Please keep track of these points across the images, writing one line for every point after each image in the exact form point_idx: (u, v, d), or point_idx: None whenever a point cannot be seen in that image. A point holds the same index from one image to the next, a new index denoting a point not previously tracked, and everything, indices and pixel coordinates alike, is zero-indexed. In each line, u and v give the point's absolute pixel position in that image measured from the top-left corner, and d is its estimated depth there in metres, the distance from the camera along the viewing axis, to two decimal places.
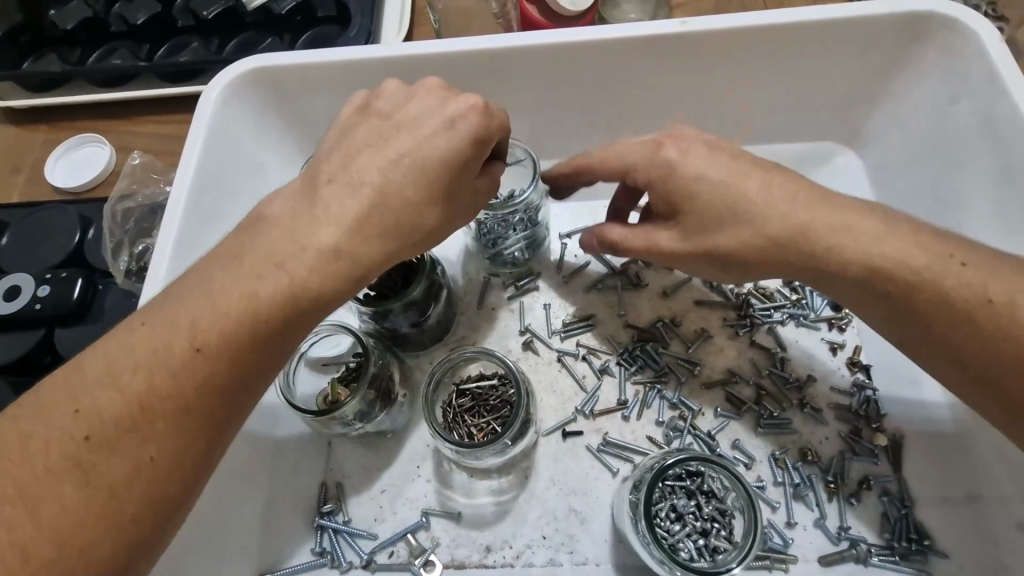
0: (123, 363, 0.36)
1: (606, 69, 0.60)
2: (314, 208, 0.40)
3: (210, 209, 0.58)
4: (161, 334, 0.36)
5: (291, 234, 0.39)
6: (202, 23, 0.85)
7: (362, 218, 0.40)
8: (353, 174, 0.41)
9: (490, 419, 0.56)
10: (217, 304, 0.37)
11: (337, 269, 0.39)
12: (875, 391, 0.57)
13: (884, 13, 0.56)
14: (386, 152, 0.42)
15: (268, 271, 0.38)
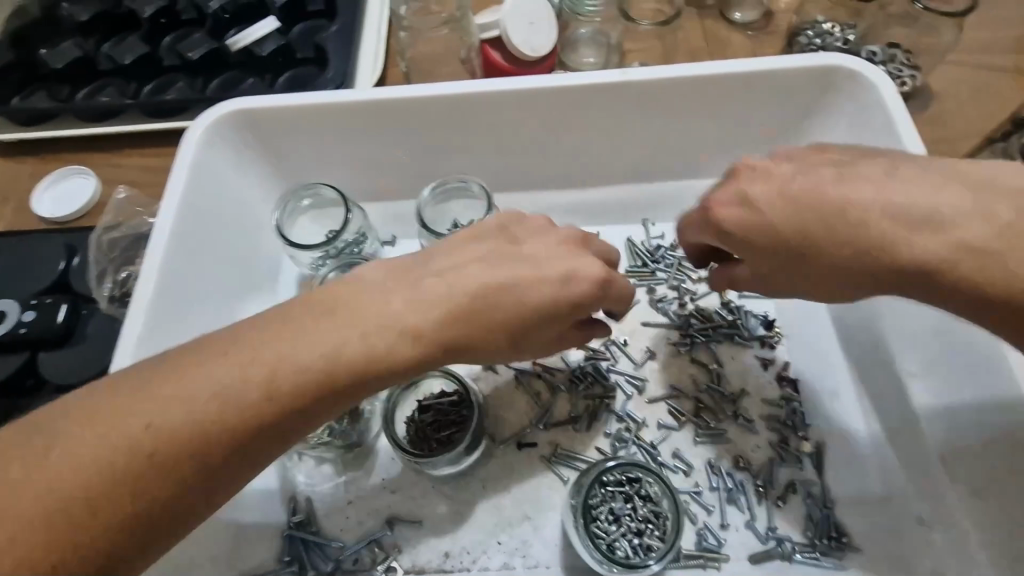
0: (154, 415, 0.40)
1: (558, 112, 0.67)
2: (346, 319, 0.44)
3: (198, 255, 0.63)
4: (166, 406, 0.40)
5: (314, 339, 0.43)
6: (187, 63, 0.91)
7: (384, 341, 0.45)
8: (387, 291, 0.46)
9: (448, 432, 0.61)
10: (226, 388, 0.41)
11: (366, 370, 0.44)
12: (800, 402, 0.63)
13: (798, 65, 0.64)
14: (436, 291, 0.47)
15: (279, 371, 0.42)
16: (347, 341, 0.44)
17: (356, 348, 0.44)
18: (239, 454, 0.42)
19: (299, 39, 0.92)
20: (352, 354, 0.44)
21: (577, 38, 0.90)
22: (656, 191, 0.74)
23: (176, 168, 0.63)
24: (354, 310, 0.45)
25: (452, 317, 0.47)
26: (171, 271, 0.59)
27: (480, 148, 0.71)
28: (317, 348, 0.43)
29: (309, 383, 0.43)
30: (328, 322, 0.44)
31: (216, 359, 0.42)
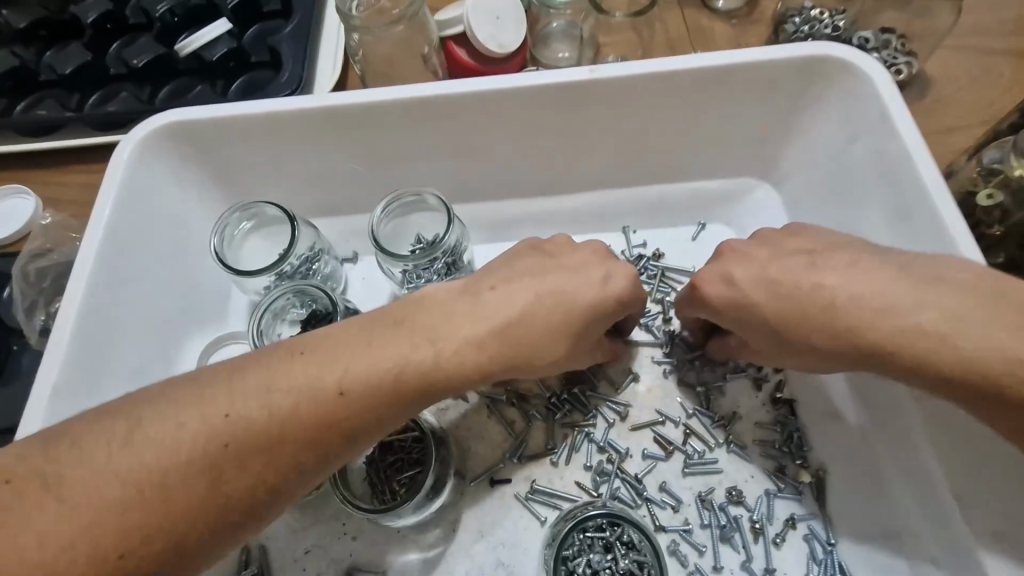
0: (145, 465, 0.38)
1: (524, 114, 0.61)
2: (284, 390, 0.42)
3: (127, 297, 0.57)
4: (162, 452, 0.38)
5: (250, 414, 0.41)
6: (133, 71, 0.85)
7: (327, 413, 0.42)
8: (327, 357, 0.43)
9: (411, 473, 0.56)
10: (147, 476, 0.38)
11: (368, 412, 0.43)
12: (797, 425, 0.58)
13: (786, 56, 0.58)
14: (381, 354, 0.44)
15: (212, 454, 0.39)
16: (285, 416, 0.41)
17: (298, 424, 0.41)
18: (168, 550, 0.38)
19: (252, 42, 0.86)
20: (292, 431, 0.41)
21: (549, 32, 0.84)
22: (636, 196, 0.68)
23: (101, 195, 0.57)
24: (287, 378, 0.42)
25: (397, 380, 0.44)
26: (93, 313, 0.53)
27: (443, 157, 0.65)
28: (251, 425, 0.40)
29: (251, 466, 0.40)
30: (264, 395, 0.41)
31: (132, 443, 0.38)
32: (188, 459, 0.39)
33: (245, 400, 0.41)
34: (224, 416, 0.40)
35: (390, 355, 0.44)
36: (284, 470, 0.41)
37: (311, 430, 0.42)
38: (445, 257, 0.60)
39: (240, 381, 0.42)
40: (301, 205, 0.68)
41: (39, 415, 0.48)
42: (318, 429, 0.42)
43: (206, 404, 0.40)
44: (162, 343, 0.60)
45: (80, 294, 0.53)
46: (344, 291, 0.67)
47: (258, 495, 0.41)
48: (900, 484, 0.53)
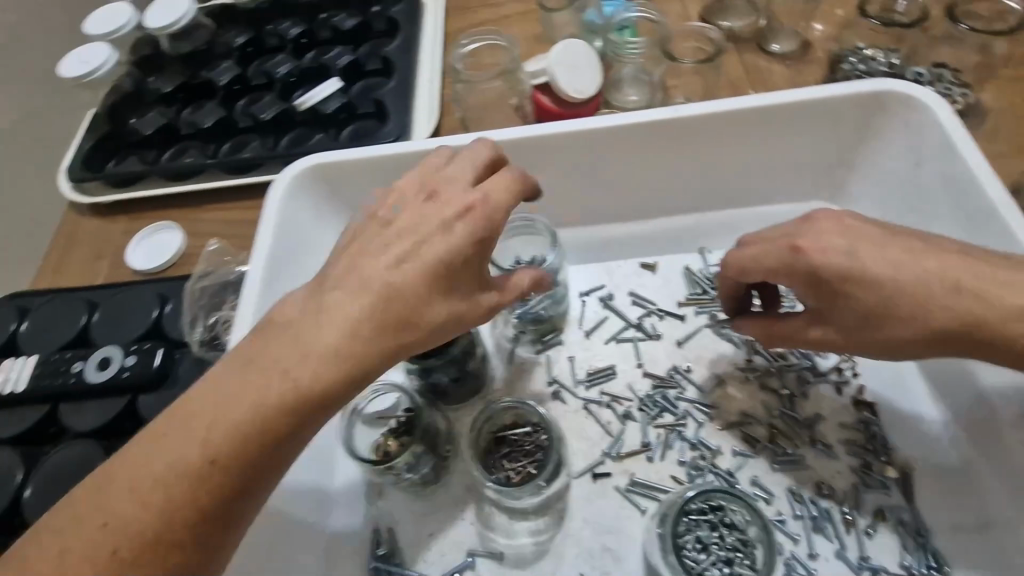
0: (162, 451, 0.40)
1: (615, 147, 0.71)
2: (326, 331, 0.43)
3: (279, 299, 0.66)
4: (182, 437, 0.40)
5: (299, 355, 0.42)
6: (259, 123, 0.99)
7: (367, 346, 0.44)
8: (356, 293, 0.44)
9: (526, 463, 0.62)
10: (220, 423, 0.41)
11: (336, 363, 0.42)
12: (880, 426, 0.63)
13: (849, 93, 0.66)
14: (323, 320, 0.44)
15: (277, 398, 0.41)
16: (332, 349, 0.43)
17: (343, 355, 0.43)
18: (252, 476, 0.41)
19: (359, 96, 1.00)
20: (340, 356, 0.43)
21: (620, 78, 0.93)
22: (711, 219, 0.76)
23: (260, 225, 0.68)
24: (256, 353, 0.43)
25: (360, 330, 0.43)
26: (263, 315, 0.63)
27: (538, 188, 0.74)
28: (303, 362, 0.42)
29: (310, 395, 0.42)
30: (310, 336, 0.43)
31: (215, 400, 0.41)
32: (257, 401, 0.41)
33: (291, 346, 0.43)
34: (282, 368, 0.42)
35: (436, 309, 0.47)
36: (342, 390, 0.43)
37: (359, 363, 0.43)
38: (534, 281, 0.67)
39: (291, 329, 0.43)
40: None
41: None
42: (299, 391, 0.42)
43: (262, 356, 0.43)
44: None
45: (254, 299, 0.63)
46: None
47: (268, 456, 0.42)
48: (986, 479, 0.58)
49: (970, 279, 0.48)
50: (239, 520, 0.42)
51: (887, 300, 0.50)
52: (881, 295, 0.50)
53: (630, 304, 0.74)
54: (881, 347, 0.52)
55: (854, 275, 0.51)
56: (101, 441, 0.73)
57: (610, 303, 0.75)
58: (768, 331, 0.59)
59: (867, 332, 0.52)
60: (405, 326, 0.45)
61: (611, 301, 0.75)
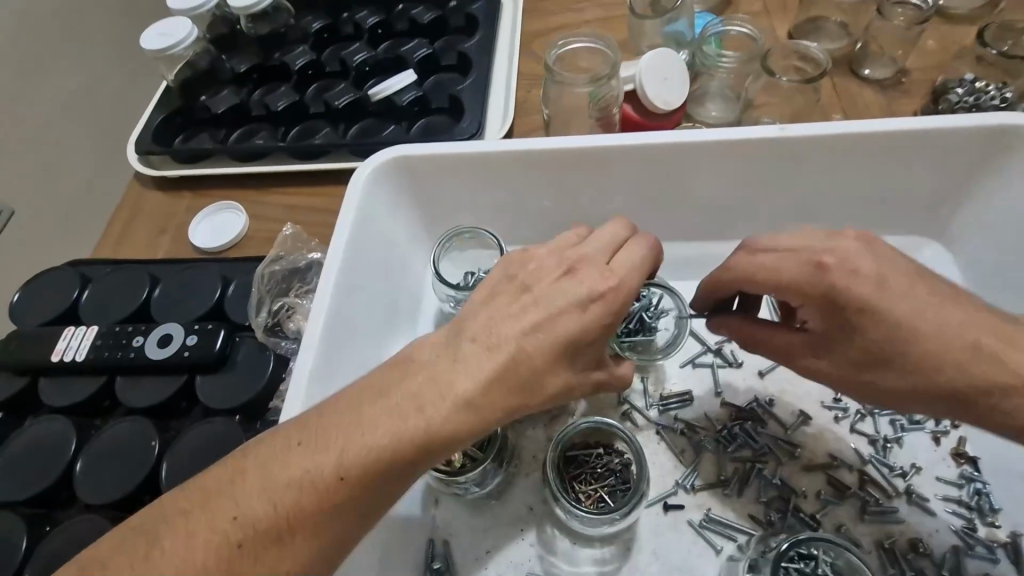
0: (282, 480, 0.43)
1: (713, 163, 0.67)
2: (462, 381, 0.46)
3: (360, 300, 0.65)
4: (300, 469, 0.43)
5: (432, 399, 0.45)
6: (331, 110, 0.98)
7: (491, 402, 0.46)
8: (496, 347, 0.47)
9: (597, 488, 0.59)
10: (350, 446, 0.44)
11: (464, 418, 0.46)
12: (984, 483, 0.58)
13: (973, 124, 0.62)
14: (457, 376, 0.46)
15: (402, 434, 0.44)
16: (464, 401, 0.46)
17: (472, 407, 0.46)
18: (363, 502, 0.44)
19: (433, 90, 0.99)
20: (468, 410, 0.46)
21: (705, 92, 0.91)
22: None
23: (342, 213, 0.66)
24: (389, 399, 0.46)
25: (493, 385, 0.46)
26: (337, 309, 0.61)
27: (622, 198, 0.71)
28: (435, 408, 0.45)
29: (434, 443, 0.45)
30: (447, 382, 0.46)
31: (352, 422, 0.45)
32: (387, 436, 0.44)
33: (429, 387, 0.46)
34: (416, 406, 0.45)
35: (552, 364, 0.48)
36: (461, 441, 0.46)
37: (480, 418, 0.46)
38: (642, 312, 0.67)
39: (430, 369, 0.47)
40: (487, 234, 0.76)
41: (303, 393, 0.55)
42: (425, 442, 0.45)
43: (399, 391, 0.46)
44: (377, 334, 0.66)
45: (329, 293, 0.61)
46: None
47: (375, 499, 0.45)
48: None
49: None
50: (343, 541, 0.45)
51: (901, 347, 0.48)
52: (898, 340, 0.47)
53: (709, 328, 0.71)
54: (862, 385, 0.51)
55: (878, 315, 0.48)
56: (154, 419, 0.72)
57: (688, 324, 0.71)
58: (750, 338, 0.57)
59: (862, 370, 0.50)
60: (527, 388, 0.48)
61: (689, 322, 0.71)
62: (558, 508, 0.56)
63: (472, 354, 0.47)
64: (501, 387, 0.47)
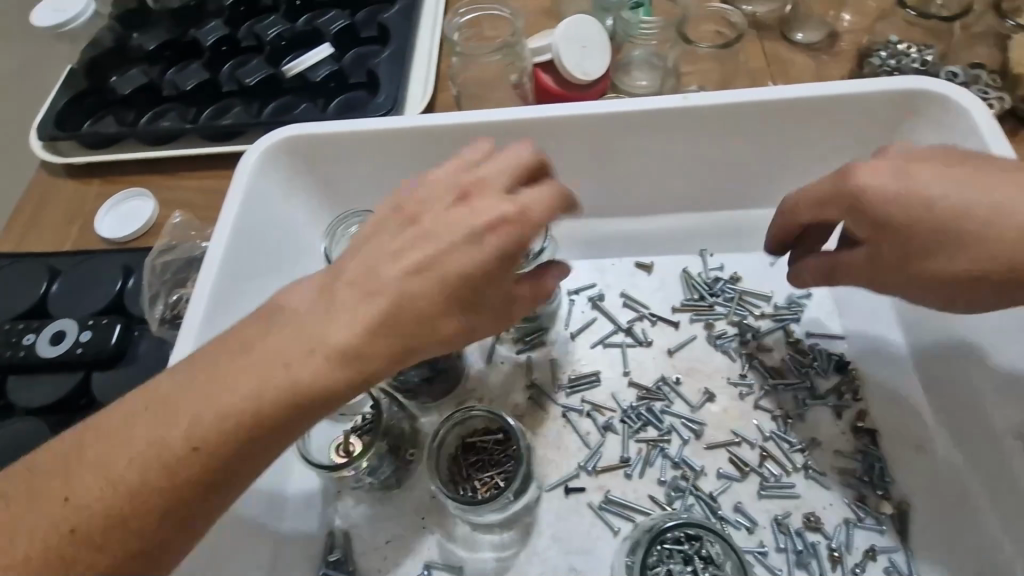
0: (124, 452, 0.39)
1: (618, 137, 0.65)
2: (335, 332, 0.42)
3: (249, 281, 0.62)
4: (150, 436, 0.39)
5: (301, 356, 0.41)
6: (245, 89, 0.93)
7: (370, 354, 0.42)
8: (374, 292, 0.43)
9: (494, 474, 0.58)
10: (200, 413, 0.40)
11: (334, 374, 0.41)
12: (880, 456, 0.58)
13: (876, 89, 0.60)
14: (332, 327, 0.42)
15: (269, 391, 0.41)
16: (339, 356, 0.42)
17: (349, 359, 0.42)
18: (227, 472, 0.41)
19: (352, 65, 0.93)
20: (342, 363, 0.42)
21: (631, 61, 0.86)
22: (713, 219, 0.71)
23: (228, 194, 0.64)
24: (253, 357, 0.42)
25: (379, 329, 0.42)
26: (219, 292, 0.59)
27: None
28: (303, 365, 0.41)
29: (309, 399, 0.41)
30: (316, 337, 0.42)
31: (211, 386, 0.41)
32: (250, 397, 0.40)
33: (296, 341, 0.42)
34: (283, 362, 0.41)
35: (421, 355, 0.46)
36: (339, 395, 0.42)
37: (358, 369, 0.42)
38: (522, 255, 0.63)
39: (295, 323, 0.43)
40: None
41: None
42: (292, 402, 0.41)
43: (266, 347, 0.42)
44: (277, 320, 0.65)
45: (212, 276, 0.59)
46: None
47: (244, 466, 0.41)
48: (982, 495, 0.54)
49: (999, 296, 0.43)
50: (209, 516, 0.41)
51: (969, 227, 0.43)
52: (943, 276, 0.45)
53: (621, 307, 0.69)
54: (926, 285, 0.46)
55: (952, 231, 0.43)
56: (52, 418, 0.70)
57: (600, 303, 0.69)
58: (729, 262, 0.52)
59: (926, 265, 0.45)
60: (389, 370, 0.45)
61: (601, 301, 0.69)
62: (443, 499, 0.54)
63: (345, 300, 0.43)
64: None
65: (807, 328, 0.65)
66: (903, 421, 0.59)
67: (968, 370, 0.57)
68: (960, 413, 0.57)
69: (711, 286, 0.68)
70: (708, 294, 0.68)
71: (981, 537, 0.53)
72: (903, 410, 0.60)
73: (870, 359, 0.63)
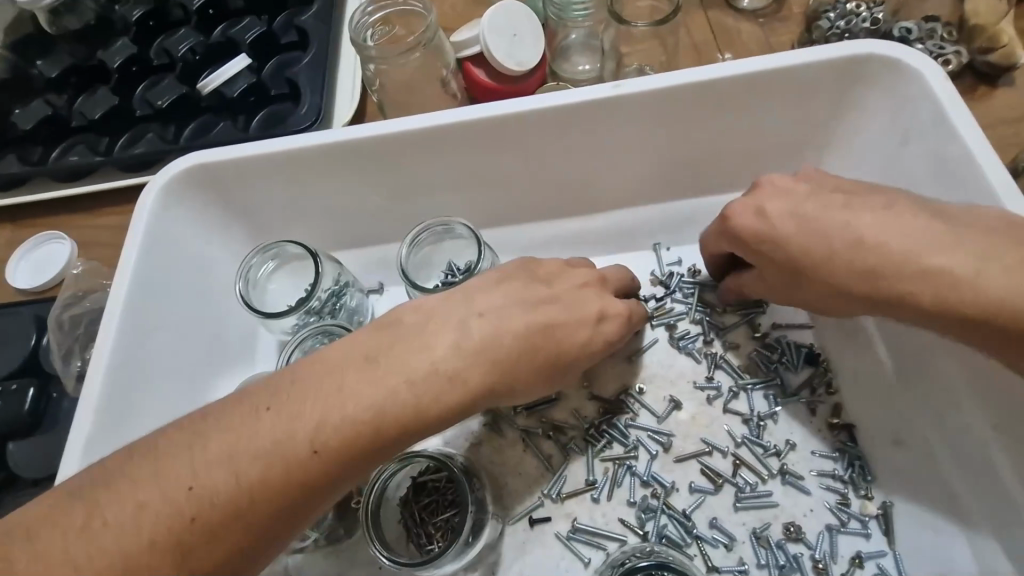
0: (97, 548, 0.34)
1: (553, 133, 0.60)
2: (255, 452, 0.37)
3: (157, 344, 0.58)
4: (112, 531, 0.34)
5: (216, 484, 0.36)
6: (159, 112, 0.86)
7: (302, 475, 0.38)
8: (297, 410, 0.39)
9: (449, 517, 0.53)
10: (198, 503, 0.36)
11: (321, 459, 0.39)
12: (859, 453, 0.54)
13: (823, 58, 0.55)
14: (345, 404, 0.40)
15: (176, 531, 0.35)
16: (257, 483, 0.37)
17: (270, 486, 0.37)
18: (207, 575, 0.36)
19: (273, 76, 0.85)
20: (263, 492, 0.37)
21: (568, 45, 0.79)
22: (665, 210, 0.66)
23: (126, 240, 0.58)
24: (264, 435, 0.38)
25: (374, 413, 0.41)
26: (120, 362, 0.54)
27: (463, 179, 0.63)
28: (218, 495, 0.36)
29: (226, 537, 0.36)
30: (232, 462, 0.37)
31: (89, 530, 0.34)
32: (152, 541, 0.35)
33: (209, 466, 0.37)
34: (186, 488, 0.36)
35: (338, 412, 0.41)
36: (263, 528, 0.38)
37: (285, 489, 0.38)
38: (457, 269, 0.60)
39: (204, 446, 0.37)
40: (325, 238, 0.68)
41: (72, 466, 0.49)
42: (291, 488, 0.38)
43: (167, 477, 0.36)
44: (191, 379, 0.60)
45: (109, 346, 0.54)
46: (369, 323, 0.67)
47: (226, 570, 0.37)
48: (959, 483, 0.50)
49: (943, 286, 0.41)
50: None
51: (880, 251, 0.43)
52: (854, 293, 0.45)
53: None
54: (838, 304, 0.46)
55: (864, 252, 0.43)
56: None
57: None
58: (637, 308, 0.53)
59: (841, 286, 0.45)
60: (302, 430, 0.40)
61: None
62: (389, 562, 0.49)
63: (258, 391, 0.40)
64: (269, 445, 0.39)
65: (773, 319, 0.61)
66: (883, 408, 0.55)
67: (935, 350, 0.52)
68: (931, 395, 0.52)
69: (666, 282, 0.63)
70: (663, 291, 0.63)
71: (964, 531, 0.49)
72: (881, 398, 0.55)
73: (838, 345, 0.58)
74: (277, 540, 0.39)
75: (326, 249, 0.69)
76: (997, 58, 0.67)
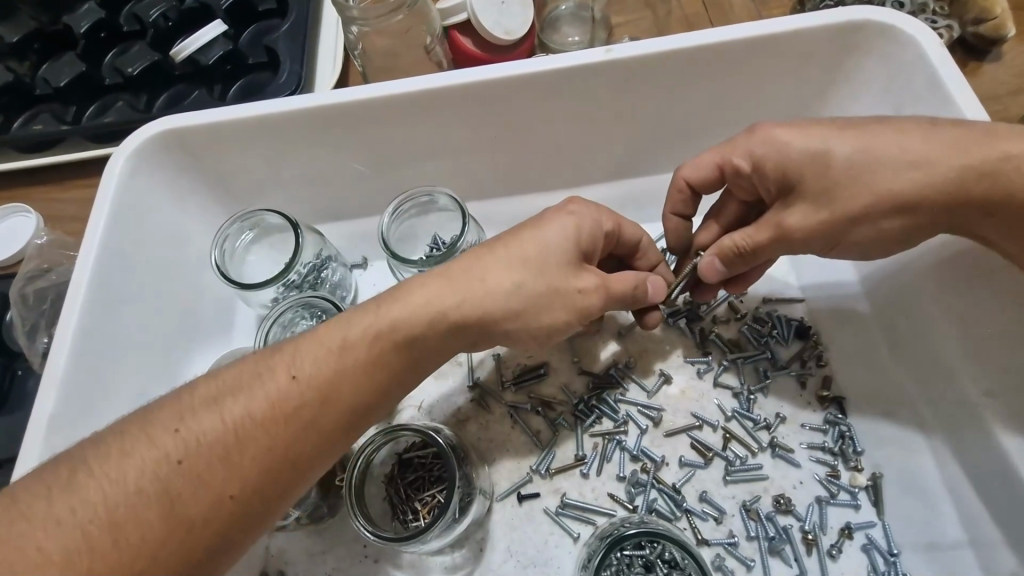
0: (87, 491, 0.33)
1: (544, 99, 0.58)
2: (239, 393, 0.38)
3: (124, 310, 0.55)
4: (96, 473, 0.34)
5: (201, 423, 0.36)
6: (129, 80, 0.81)
7: (287, 414, 0.38)
8: (278, 354, 0.40)
9: (436, 493, 0.52)
10: (182, 439, 0.36)
11: (303, 399, 0.38)
12: (849, 426, 0.53)
13: (819, 24, 0.54)
14: (323, 346, 0.40)
15: (162, 471, 0.35)
16: (242, 423, 0.37)
17: (254, 426, 0.37)
18: (200, 513, 0.35)
19: (250, 43, 0.81)
20: (248, 434, 0.37)
21: (558, 15, 0.76)
22: (656, 183, 0.65)
23: (93, 207, 0.55)
24: (239, 381, 0.38)
25: (346, 353, 0.40)
26: (86, 340, 0.51)
27: (452, 146, 0.61)
28: (202, 436, 0.36)
29: (213, 482, 0.36)
30: (216, 401, 0.37)
31: (74, 484, 0.34)
32: (139, 487, 0.34)
33: (195, 410, 0.37)
34: (172, 431, 0.36)
35: (303, 352, 0.40)
36: (255, 481, 0.37)
37: (272, 430, 0.37)
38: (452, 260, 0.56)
39: (191, 394, 0.38)
40: (307, 211, 0.66)
41: (35, 449, 0.46)
42: (277, 427, 0.38)
43: (154, 424, 0.36)
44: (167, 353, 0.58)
45: (74, 319, 0.51)
46: (354, 298, 0.65)
47: (226, 514, 0.36)
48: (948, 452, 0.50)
49: None
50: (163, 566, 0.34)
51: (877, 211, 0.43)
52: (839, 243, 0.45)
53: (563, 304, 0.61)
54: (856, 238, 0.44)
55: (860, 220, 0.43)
56: None
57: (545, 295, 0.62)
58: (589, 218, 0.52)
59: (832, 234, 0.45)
60: (265, 369, 0.39)
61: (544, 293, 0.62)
62: (373, 538, 0.48)
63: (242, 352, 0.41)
64: (228, 385, 0.38)
65: (763, 294, 0.60)
66: (873, 378, 0.55)
67: (925, 315, 0.52)
68: (923, 361, 0.52)
69: None
70: None
71: (950, 497, 0.49)
72: (870, 366, 0.55)
73: (834, 317, 0.58)
74: (269, 489, 0.38)
75: (308, 222, 0.66)
76: (986, 31, 0.66)
